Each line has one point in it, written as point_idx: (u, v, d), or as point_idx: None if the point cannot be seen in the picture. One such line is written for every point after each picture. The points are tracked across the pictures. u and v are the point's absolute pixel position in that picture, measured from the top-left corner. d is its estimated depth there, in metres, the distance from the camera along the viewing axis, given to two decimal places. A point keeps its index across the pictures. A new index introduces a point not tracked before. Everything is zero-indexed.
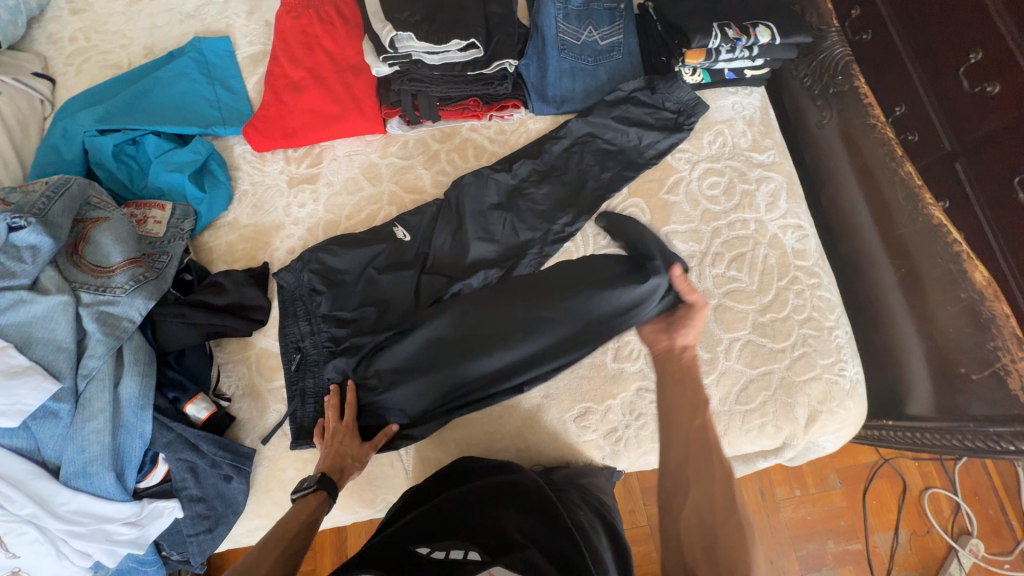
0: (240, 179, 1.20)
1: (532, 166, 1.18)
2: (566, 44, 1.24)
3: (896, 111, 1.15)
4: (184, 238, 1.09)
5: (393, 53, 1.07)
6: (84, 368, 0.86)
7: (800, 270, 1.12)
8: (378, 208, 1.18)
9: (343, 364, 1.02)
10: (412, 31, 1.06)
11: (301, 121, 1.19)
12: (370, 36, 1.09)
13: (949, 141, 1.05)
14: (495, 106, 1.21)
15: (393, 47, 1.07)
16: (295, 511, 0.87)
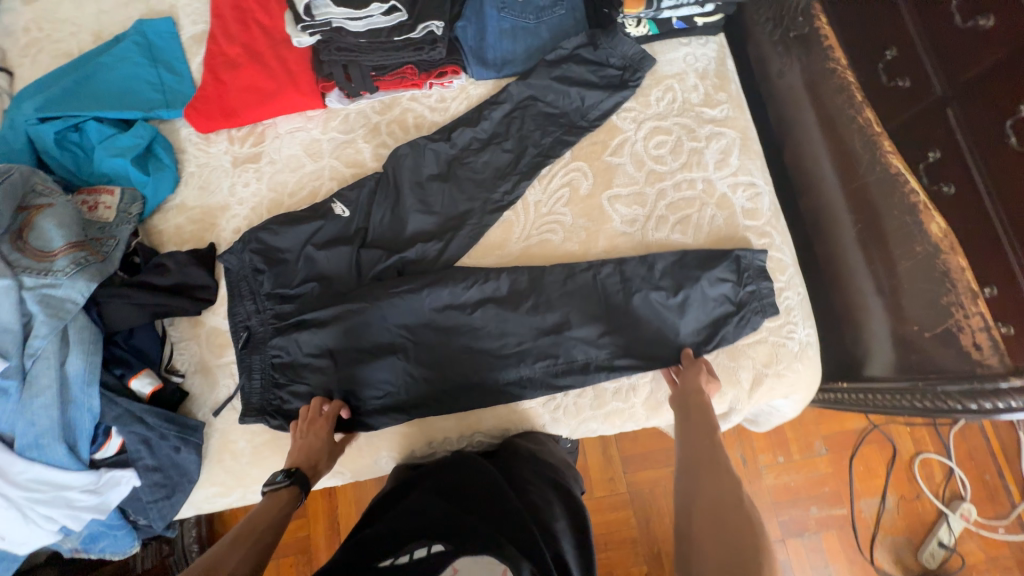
0: (187, 161, 1.21)
1: (472, 135, 1.15)
2: (505, 2, 1.18)
3: (886, 54, 1.00)
4: (132, 221, 1.12)
5: (312, 21, 1.05)
6: (31, 347, 0.90)
7: (750, 230, 1.06)
8: (320, 184, 1.17)
9: (290, 341, 1.05)
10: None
11: (239, 100, 1.19)
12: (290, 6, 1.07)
13: (939, 86, 0.93)
14: (433, 73, 1.18)
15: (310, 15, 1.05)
16: (259, 509, 0.84)
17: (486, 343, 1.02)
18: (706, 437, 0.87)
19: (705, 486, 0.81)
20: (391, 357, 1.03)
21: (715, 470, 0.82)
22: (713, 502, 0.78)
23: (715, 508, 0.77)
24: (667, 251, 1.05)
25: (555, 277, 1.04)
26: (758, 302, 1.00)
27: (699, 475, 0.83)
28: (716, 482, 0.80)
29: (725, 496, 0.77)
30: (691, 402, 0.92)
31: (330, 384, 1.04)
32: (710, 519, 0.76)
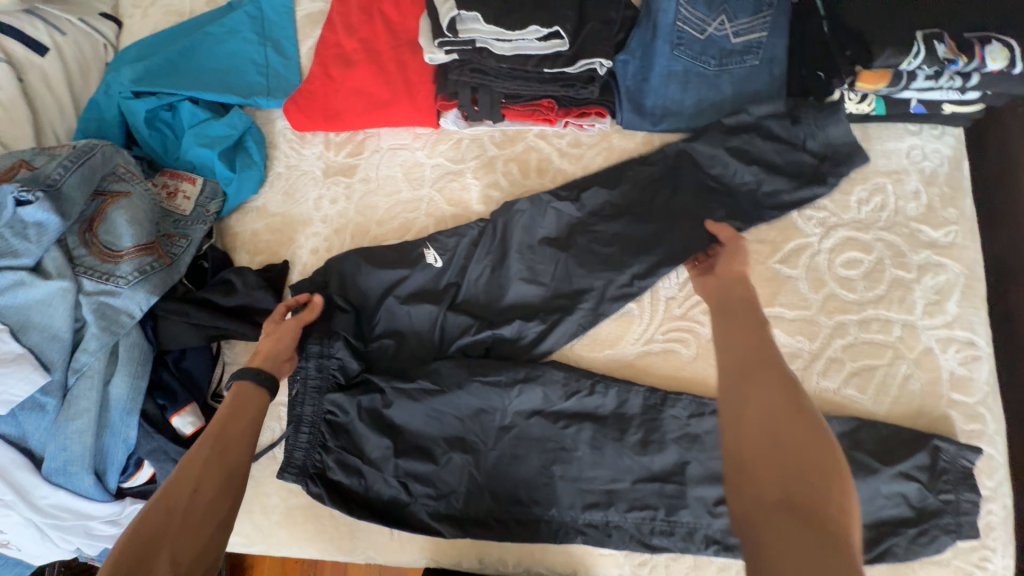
0: (277, 159, 1.08)
1: (605, 198, 0.93)
2: (683, 38, 0.93)
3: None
4: (207, 220, 1.00)
5: (454, 38, 0.86)
6: (76, 362, 0.81)
7: (955, 406, 0.79)
8: (414, 217, 1.01)
9: (349, 404, 0.90)
10: (480, 10, 0.84)
11: (345, 103, 1.03)
12: (432, 14, 0.91)
13: None
14: (574, 111, 0.97)
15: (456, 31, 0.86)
16: (220, 413, 0.73)
17: (570, 463, 0.85)
18: (747, 315, 0.66)
19: (759, 378, 0.58)
20: (457, 455, 0.87)
21: (764, 358, 0.60)
22: (772, 411, 0.55)
23: (772, 419, 0.54)
24: (829, 407, 0.80)
25: (677, 411, 0.84)
26: (952, 517, 0.73)
27: (749, 359, 0.60)
28: (771, 380, 0.58)
29: (788, 400, 0.55)
30: (731, 295, 0.72)
31: (383, 465, 0.88)
32: (781, 417, 0.54)
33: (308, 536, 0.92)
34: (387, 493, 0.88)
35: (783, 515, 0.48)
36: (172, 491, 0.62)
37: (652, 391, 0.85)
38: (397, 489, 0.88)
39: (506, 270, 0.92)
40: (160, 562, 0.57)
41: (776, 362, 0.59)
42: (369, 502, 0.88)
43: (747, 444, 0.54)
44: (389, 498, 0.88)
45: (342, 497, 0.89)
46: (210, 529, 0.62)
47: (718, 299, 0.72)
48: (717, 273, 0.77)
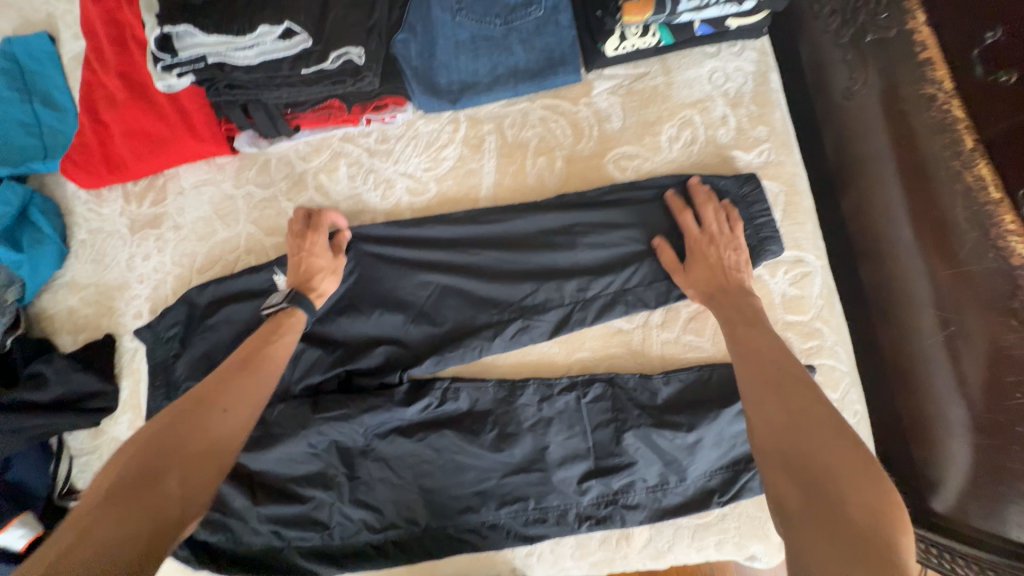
0: (77, 225, 0.99)
1: (438, 198, 0.89)
2: (462, 1, 0.86)
3: (987, 36, 0.67)
4: (7, 311, 0.91)
5: (173, 58, 0.73)
6: None
7: (792, 327, 0.79)
8: (236, 256, 0.94)
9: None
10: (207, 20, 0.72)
11: (126, 148, 0.93)
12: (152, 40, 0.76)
13: None
14: (368, 107, 0.89)
15: (173, 49, 0.72)
16: (259, 336, 0.72)
17: (435, 474, 0.82)
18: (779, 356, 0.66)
19: (801, 410, 0.59)
20: (322, 491, 0.83)
21: (783, 394, 0.61)
22: (814, 456, 0.54)
23: (810, 466, 0.54)
24: (678, 359, 0.79)
25: (527, 399, 0.81)
26: None
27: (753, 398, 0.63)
28: (814, 419, 0.57)
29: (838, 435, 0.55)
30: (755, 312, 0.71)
31: (248, 515, 0.83)
32: (836, 455, 0.53)
33: None
34: (259, 543, 0.84)
35: (815, 531, 0.49)
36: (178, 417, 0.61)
37: (500, 385, 0.82)
38: (269, 536, 0.84)
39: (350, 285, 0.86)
40: (167, 483, 0.56)
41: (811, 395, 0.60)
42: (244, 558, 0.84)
43: (791, 493, 0.53)
44: (263, 547, 0.84)
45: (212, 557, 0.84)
46: (219, 460, 0.61)
47: (734, 320, 0.71)
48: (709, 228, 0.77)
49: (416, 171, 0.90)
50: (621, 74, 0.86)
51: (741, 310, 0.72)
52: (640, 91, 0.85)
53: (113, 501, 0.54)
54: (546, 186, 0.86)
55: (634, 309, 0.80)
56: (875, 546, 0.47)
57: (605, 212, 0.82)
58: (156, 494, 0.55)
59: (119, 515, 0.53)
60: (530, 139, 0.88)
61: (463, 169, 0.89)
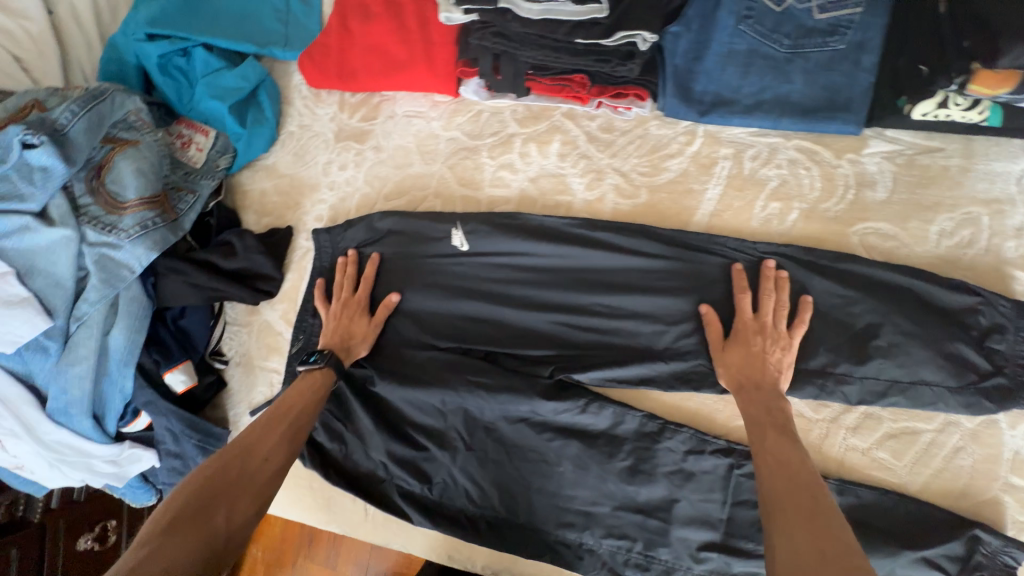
0: (290, 116, 1.04)
1: (645, 207, 0.84)
2: (754, 9, 0.77)
3: None
4: (217, 176, 0.99)
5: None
6: (78, 311, 0.81)
7: (1011, 491, 0.67)
8: (423, 194, 0.95)
9: (345, 374, 0.88)
10: None
11: (361, 60, 0.94)
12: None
13: None
14: (608, 91, 0.84)
15: None
16: (297, 385, 0.81)
17: (550, 477, 0.80)
18: (795, 477, 0.57)
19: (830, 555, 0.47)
20: (438, 447, 0.84)
21: (786, 458, 0.61)
22: (823, 524, 0.51)
23: (804, 524, 0.51)
24: (859, 471, 0.70)
25: (673, 444, 0.76)
26: None
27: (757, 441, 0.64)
28: (807, 492, 0.55)
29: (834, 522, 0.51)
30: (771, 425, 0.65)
31: (366, 439, 0.87)
32: (820, 523, 0.51)
33: (283, 501, 0.93)
34: (367, 466, 0.87)
35: None
36: (257, 444, 0.71)
37: (650, 419, 0.77)
38: (376, 464, 0.87)
39: (532, 259, 0.86)
40: (217, 515, 0.61)
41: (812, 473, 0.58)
42: (348, 474, 0.88)
43: (799, 533, 0.51)
44: (367, 471, 0.87)
45: (322, 461, 0.88)
46: (265, 497, 0.67)
47: (763, 423, 0.66)
48: (755, 316, 0.74)
49: (631, 171, 0.85)
50: (906, 140, 0.75)
51: (764, 416, 0.66)
52: (924, 167, 0.73)
53: (174, 530, 0.57)
54: (770, 233, 0.78)
55: (826, 399, 0.71)
56: None
57: (833, 285, 0.73)
58: (207, 526, 0.59)
59: (169, 551, 0.55)
60: (769, 179, 0.79)
61: (682, 186, 0.83)
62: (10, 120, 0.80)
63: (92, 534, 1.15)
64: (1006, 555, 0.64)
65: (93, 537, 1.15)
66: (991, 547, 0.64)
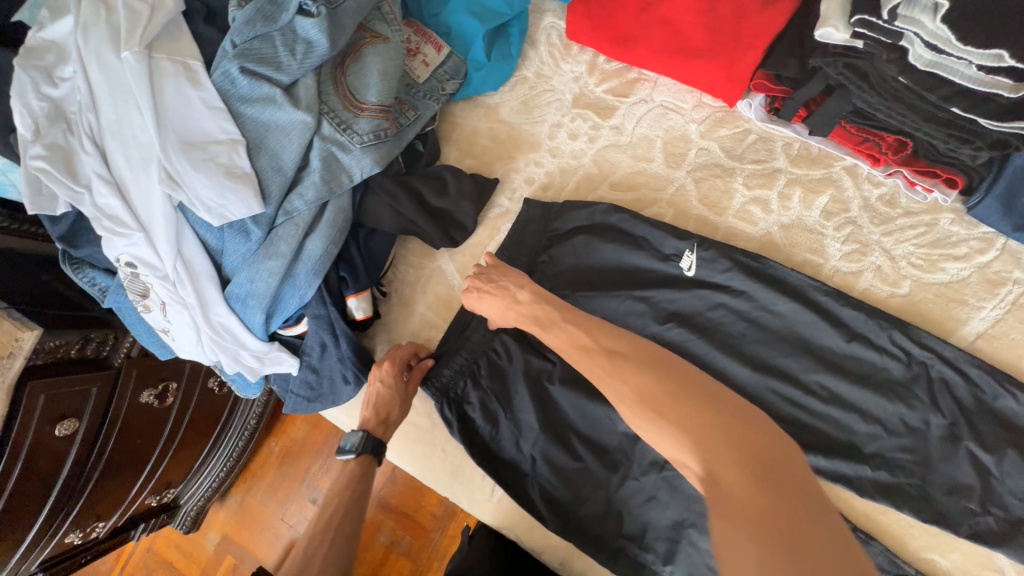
0: (530, 60, 0.94)
1: (904, 300, 0.76)
2: None
3: None
4: (439, 100, 0.90)
5: (878, 24, 0.63)
6: (290, 205, 0.76)
7: None
8: (653, 197, 0.86)
9: (523, 360, 0.84)
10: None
11: (646, 31, 0.84)
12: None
13: None
14: (919, 165, 0.75)
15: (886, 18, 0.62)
16: (337, 481, 0.80)
17: (705, 536, 0.74)
18: (687, 394, 0.57)
19: (751, 477, 0.48)
20: (596, 463, 0.80)
21: (711, 419, 0.53)
22: (731, 444, 0.51)
23: (722, 459, 0.50)
24: None
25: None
26: None
27: (654, 400, 0.57)
28: (724, 429, 0.52)
29: (798, 490, 0.47)
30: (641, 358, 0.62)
31: (524, 432, 0.82)
32: (776, 505, 0.46)
33: (412, 453, 0.92)
34: (511, 457, 0.83)
35: None
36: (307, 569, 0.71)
37: None
38: (524, 458, 0.82)
39: (763, 311, 0.77)
40: None
41: (773, 433, 0.53)
42: (489, 458, 0.83)
43: (728, 475, 0.49)
44: (511, 461, 0.83)
45: (468, 435, 0.84)
46: None
47: (628, 355, 0.63)
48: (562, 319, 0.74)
49: (902, 258, 0.77)
50: None
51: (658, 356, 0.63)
52: None
53: None
54: None
55: None
56: None
57: None
58: None
59: None
60: None
61: (955, 294, 0.75)
62: None
63: (155, 390, 0.94)
64: None
65: (155, 393, 0.95)
66: None
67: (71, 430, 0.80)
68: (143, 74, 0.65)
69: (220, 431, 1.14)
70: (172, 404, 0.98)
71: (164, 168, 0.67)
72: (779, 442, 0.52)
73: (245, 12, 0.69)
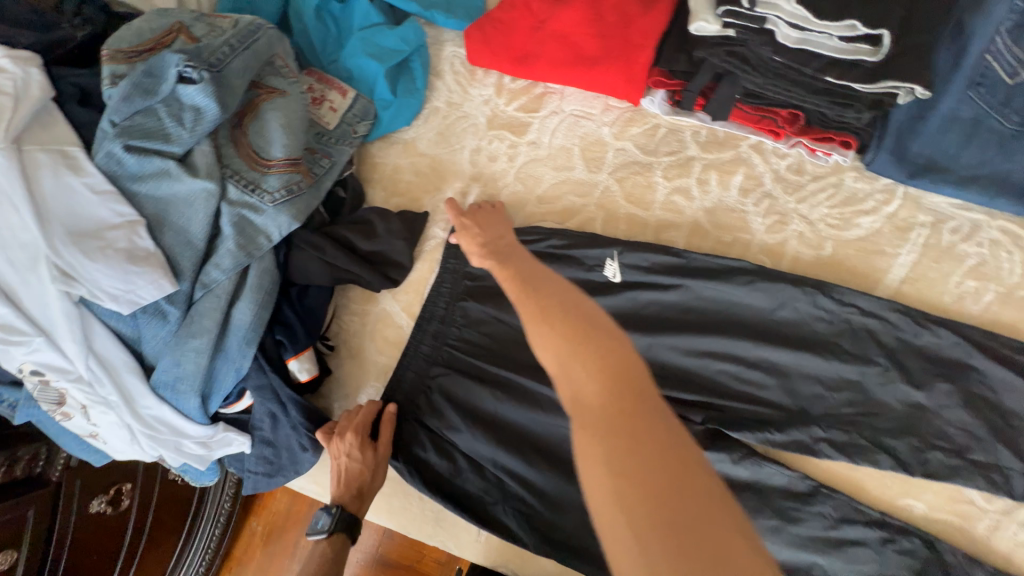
0: (438, 91, 0.94)
1: (828, 260, 0.80)
2: (991, 76, 0.73)
3: None
4: (353, 143, 0.88)
5: (743, 10, 0.67)
6: (206, 276, 0.72)
7: None
8: (582, 203, 0.88)
9: (455, 378, 0.81)
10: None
11: (542, 47, 0.86)
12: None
13: None
14: (813, 134, 0.80)
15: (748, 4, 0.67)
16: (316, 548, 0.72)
17: None
18: (541, 281, 0.61)
19: (577, 336, 0.50)
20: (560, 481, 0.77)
21: (583, 335, 0.51)
22: (560, 310, 0.54)
23: (552, 326, 0.52)
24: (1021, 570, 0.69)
25: (824, 510, 0.72)
26: None
27: (540, 320, 0.54)
28: (558, 298, 0.56)
29: (656, 438, 0.43)
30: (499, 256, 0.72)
31: (479, 455, 0.79)
32: (601, 371, 0.47)
33: (389, 508, 0.87)
34: (477, 485, 0.80)
35: (594, 450, 0.43)
36: None
37: (804, 479, 0.73)
38: (489, 483, 0.79)
39: (701, 295, 0.79)
40: None
41: (620, 353, 0.49)
42: (455, 495, 0.79)
43: (556, 343, 0.51)
44: (477, 490, 0.79)
45: (428, 476, 0.80)
46: None
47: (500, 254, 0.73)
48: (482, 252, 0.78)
49: (819, 221, 0.81)
50: None
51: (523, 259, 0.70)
52: None
53: None
54: (960, 312, 0.75)
55: (994, 490, 0.69)
56: (629, 465, 0.41)
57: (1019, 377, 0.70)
58: None
59: None
60: (968, 256, 0.76)
61: (872, 246, 0.79)
62: (159, 48, 0.71)
63: (107, 496, 0.86)
64: None
65: (107, 499, 0.86)
66: None
67: (9, 562, 0.72)
68: (13, 169, 0.59)
69: (191, 524, 1.02)
70: (129, 506, 0.89)
71: (55, 265, 0.61)
72: (642, 401, 0.46)
73: (120, 88, 0.66)
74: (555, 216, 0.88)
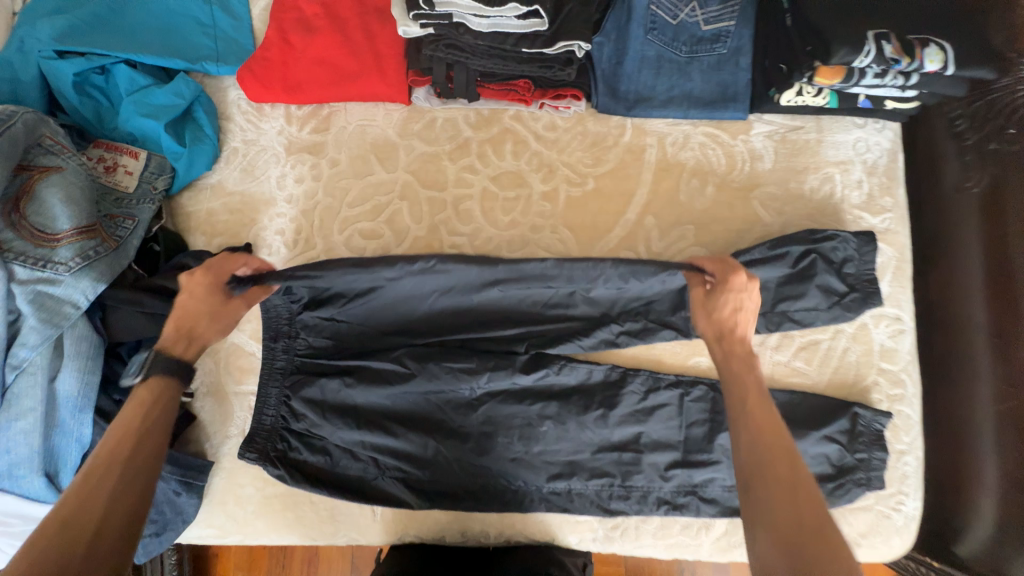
0: (232, 132, 1.01)
1: (593, 192, 0.97)
2: (656, 22, 0.94)
3: None
4: (156, 199, 0.92)
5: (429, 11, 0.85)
6: (15, 358, 0.73)
7: (883, 374, 0.89)
8: (387, 199, 0.98)
9: (309, 385, 0.87)
10: None
11: (308, 74, 0.97)
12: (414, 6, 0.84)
13: None
14: (549, 93, 0.97)
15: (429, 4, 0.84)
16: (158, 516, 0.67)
17: (535, 438, 0.87)
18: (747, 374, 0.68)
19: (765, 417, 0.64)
20: (419, 439, 0.87)
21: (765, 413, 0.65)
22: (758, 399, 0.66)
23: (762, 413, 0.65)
24: (784, 380, 0.89)
25: (635, 386, 0.89)
26: (864, 472, 0.84)
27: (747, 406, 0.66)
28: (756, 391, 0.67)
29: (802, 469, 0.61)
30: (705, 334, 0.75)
31: (348, 443, 0.87)
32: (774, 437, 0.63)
33: (285, 524, 0.91)
34: (355, 469, 0.88)
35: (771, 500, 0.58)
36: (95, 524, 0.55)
37: (613, 368, 0.89)
38: (365, 463, 0.88)
39: None
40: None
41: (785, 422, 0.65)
42: (339, 486, 0.88)
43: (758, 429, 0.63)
44: (357, 473, 0.88)
45: (308, 475, 0.87)
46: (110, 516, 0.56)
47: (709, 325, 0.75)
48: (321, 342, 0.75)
49: (579, 162, 0.98)
50: (778, 122, 0.97)
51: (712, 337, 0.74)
52: (794, 141, 0.96)
53: None
54: (694, 203, 0.95)
55: None
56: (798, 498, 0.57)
57: None
58: None
59: None
60: (687, 160, 0.97)
61: (621, 171, 0.97)
62: None
63: None
64: (880, 417, 0.85)
65: None
66: (864, 413, 0.86)
67: None
68: None
69: None
70: None
71: None
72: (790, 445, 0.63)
73: None
74: (365, 215, 0.97)
